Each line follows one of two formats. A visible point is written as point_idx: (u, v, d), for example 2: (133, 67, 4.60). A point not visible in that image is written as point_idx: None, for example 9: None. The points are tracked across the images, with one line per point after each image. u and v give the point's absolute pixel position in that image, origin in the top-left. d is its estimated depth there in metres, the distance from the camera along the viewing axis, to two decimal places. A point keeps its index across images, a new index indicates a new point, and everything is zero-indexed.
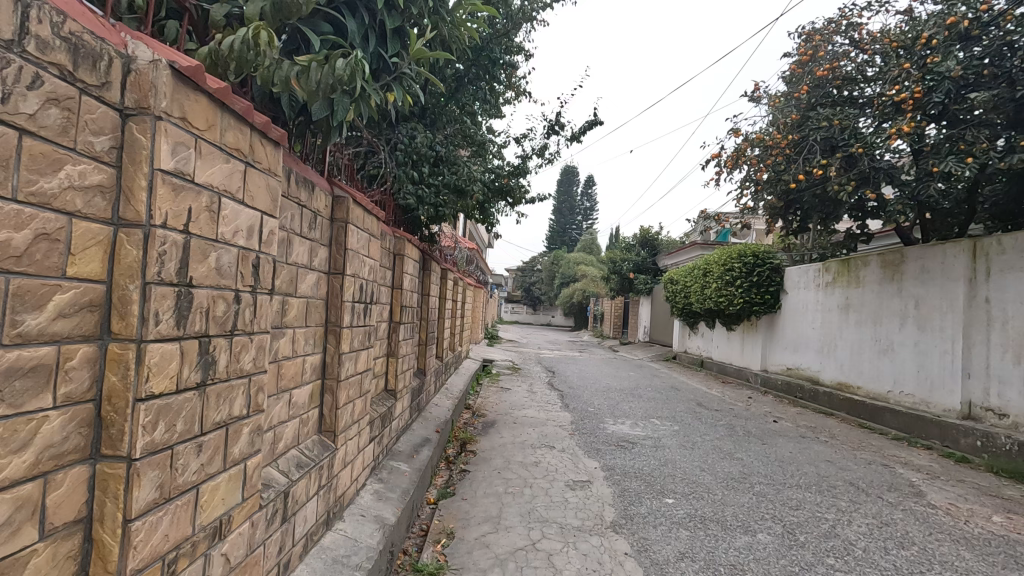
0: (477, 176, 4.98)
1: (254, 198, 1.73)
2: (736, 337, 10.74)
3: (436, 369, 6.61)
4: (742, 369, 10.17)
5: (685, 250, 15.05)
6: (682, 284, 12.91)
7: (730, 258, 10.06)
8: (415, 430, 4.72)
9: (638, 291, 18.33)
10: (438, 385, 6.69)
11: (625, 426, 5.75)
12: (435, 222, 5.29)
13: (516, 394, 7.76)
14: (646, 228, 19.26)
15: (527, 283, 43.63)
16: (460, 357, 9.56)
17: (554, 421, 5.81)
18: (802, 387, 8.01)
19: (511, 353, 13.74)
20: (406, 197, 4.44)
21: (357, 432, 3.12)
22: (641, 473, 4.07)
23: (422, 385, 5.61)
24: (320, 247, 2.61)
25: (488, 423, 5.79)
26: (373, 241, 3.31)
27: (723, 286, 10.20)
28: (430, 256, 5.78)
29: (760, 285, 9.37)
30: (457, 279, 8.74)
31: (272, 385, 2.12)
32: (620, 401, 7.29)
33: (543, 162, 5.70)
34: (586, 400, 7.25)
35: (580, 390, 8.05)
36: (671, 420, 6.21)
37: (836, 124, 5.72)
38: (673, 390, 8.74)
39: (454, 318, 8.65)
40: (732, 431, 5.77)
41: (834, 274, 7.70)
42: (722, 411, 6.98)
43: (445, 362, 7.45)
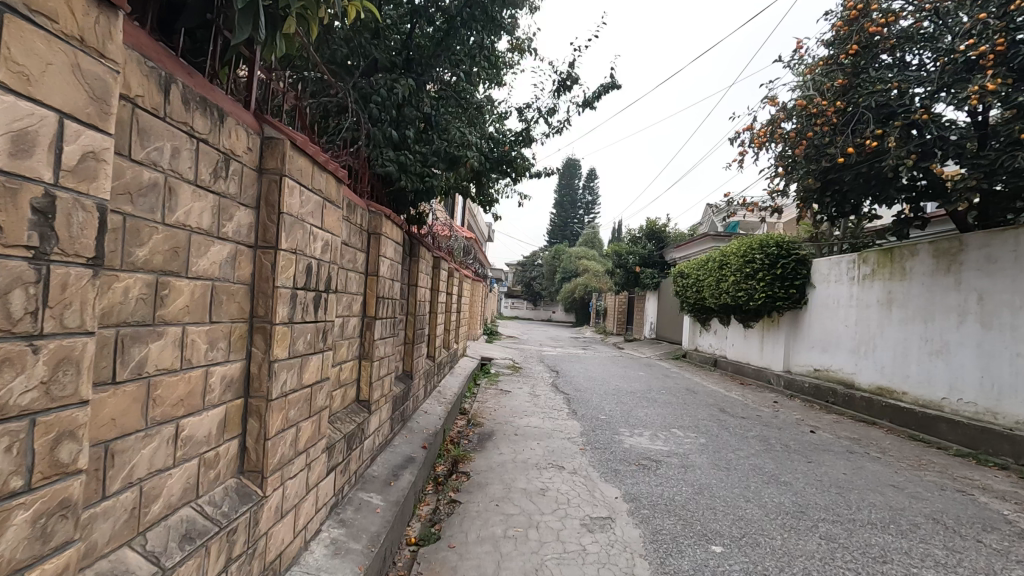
0: (473, 141, 4.14)
1: (25, 76, 0.92)
2: (755, 336, 9.92)
3: (428, 371, 5.81)
4: (762, 370, 9.35)
5: (696, 241, 14.22)
6: (694, 278, 12.08)
7: (751, 249, 9.23)
8: (396, 448, 3.92)
9: (645, 286, 17.51)
10: (429, 389, 5.89)
11: (643, 439, 4.96)
12: (423, 199, 4.48)
13: (518, 398, 6.96)
14: (653, 220, 18.41)
15: (528, 278, 42.82)
16: (456, 356, 8.77)
17: (562, 433, 5.02)
18: (835, 391, 7.19)
19: (511, 350, 12.93)
20: (385, 165, 3.63)
21: (307, 465, 2.31)
22: (673, 506, 3.29)
23: (409, 391, 4.81)
24: (238, 210, 1.80)
25: (485, 435, 4.99)
26: (332, 209, 2.49)
27: (742, 280, 9.38)
28: (417, 240, 4.96)
29: (785, 279, 8.56)
30: (452, 270, 7.92)
31: (128, 417, 1.32)
32: (635, 407, 6.48)
33: (550, 129, 4.87)
34: (596, 406, 6.44)
35: (587, 394, 7.26)
36: (696, 430, 5.42)
37: (895, 87, 4.94)
38: (690, 393, 7.95)
39: (449, 313, 7.86)
40: (767, 444, 4.99)
41: (873, 265, 6.88)
42: (749, 419, 6.18)
43: (438, 362, 6.65)
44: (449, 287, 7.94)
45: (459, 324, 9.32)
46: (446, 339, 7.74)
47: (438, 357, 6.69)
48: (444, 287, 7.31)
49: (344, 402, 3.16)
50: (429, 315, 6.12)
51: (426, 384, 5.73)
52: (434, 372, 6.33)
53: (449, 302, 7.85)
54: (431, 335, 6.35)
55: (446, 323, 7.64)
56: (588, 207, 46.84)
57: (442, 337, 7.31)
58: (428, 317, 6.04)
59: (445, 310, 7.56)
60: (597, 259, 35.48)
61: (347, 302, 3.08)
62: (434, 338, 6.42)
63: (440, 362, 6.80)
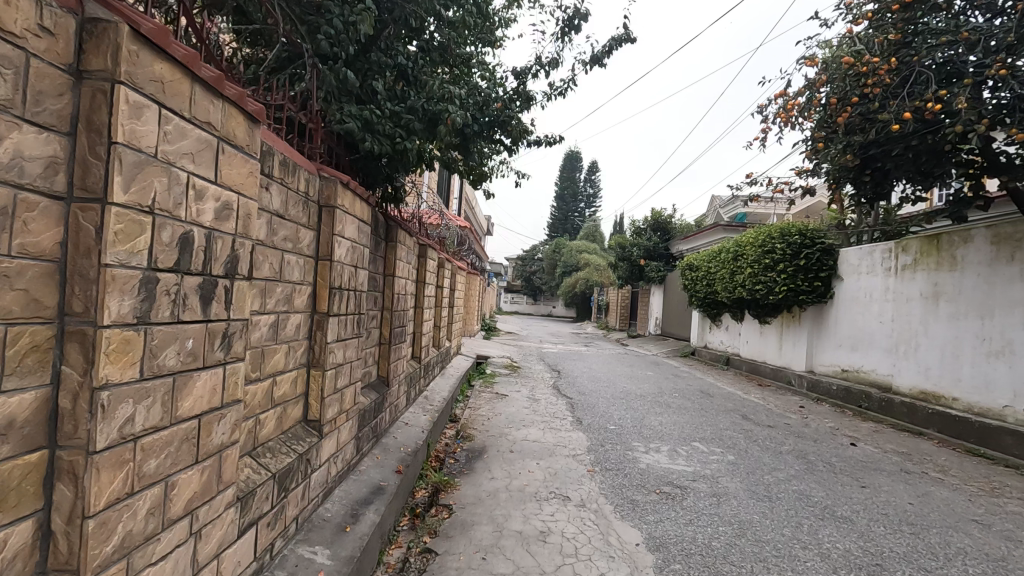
0: (455, 96, 3.35)
1: None
2: (773, 332, 9.15)
3: (410, 374, 5.05)
4: (782, 370, 8.59)
5: (705, 232, 13.45)
6: (704, 270, 11.28)
7: (770, 238, 8.44)
8: (362, 474, 3.16)
9: (649, 279, 16.77)
10: (412, 396, 5.13)
11: (662, 456, 4.21)
12: (397, 170, 3.71)
13: (514, 403, 6.21)
14: (658, 210, 17.60)
15: (528, 272, 42.06)
16: (447, 355, 7.99)
17: (565, 449, 4.27)
18: (869, 395, 6.45)
19: (509, 348, 12.17)
20: (343, 120, 2.86)
21: (193, 534, 1.56)
22: (712, 558, 2.56)
23: (384, 401, 4.06)
24: (9, 128, 1.03)
25: (474, 451, 4.24)
26: (245, 160, 1.74)
27: (760, 272, 8.59)
28: (393, 223, 4.20)
29: (810, 270, 7.77)
30: (442, 261, 7.15)
31: None
32: (647, 414, 5.74)
33: (551, 88, 4.06)
34: (603, 413, 5.69)
35: (593, 398, 6.52)
36: (720, 444, 4.67)
37: (960, 39, 4.19)
38: (704, 396, 7.21)
39: (438, 308, 7.10)
40: (805, 462, 4.25)
41: (914, 254, 6.13)
42: (777, 428, 5.45)
43: (424, 363, 5.90)
44: (439, 279, 7.18)
45: (451, 320, 8.55)
46: (434, 337, 6.99)
47: (424, 358, 5.94)
48: (433, 279, 6.52)
49: (281, 425, 2.39)
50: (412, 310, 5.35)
51: (408, 391, 4.97)
52: (420, 375, 5.57)
53: (438, 295, 7.09)
54: (415, 333, 5.59)
55: (434, 319, 6.88)
56: (589, 200, 45.97)
57: (431, 334, 6.55)
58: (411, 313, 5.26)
59: (434, 305, 6.79)
60: (598, 253, 34.69)
61: (282, 292, 2.31)
62: (419, 337, 5.67)
63: (427, 362, 6.05)
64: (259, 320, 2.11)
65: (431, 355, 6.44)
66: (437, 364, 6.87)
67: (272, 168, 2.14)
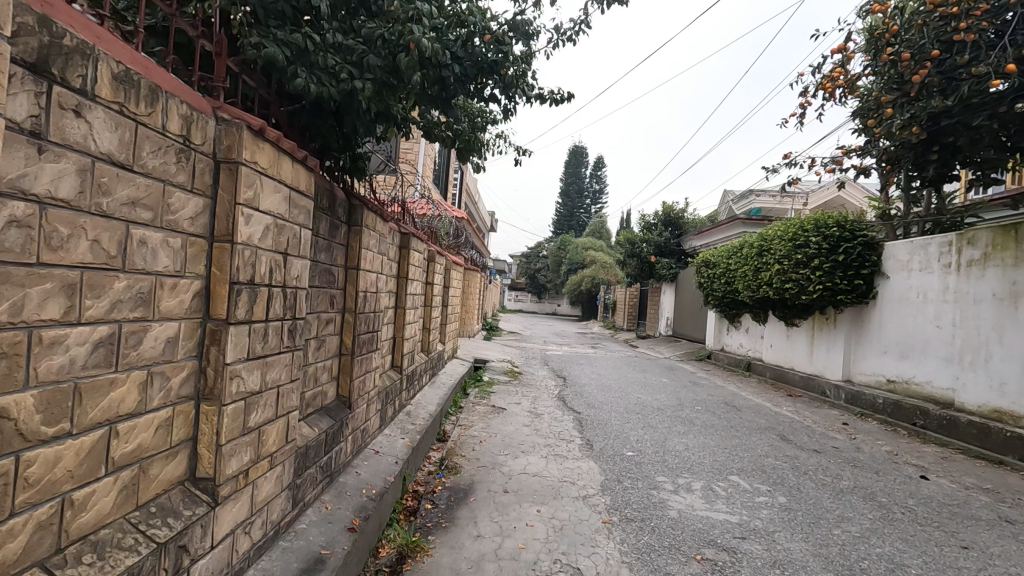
0: (426, 20, 2.45)
1: None
2: (802, 336, 8.25)
3: (386, 389, 4.20)
4: (814, 379, 7.69)
5: (722, 226, 12.53)
6: (723, 266, 10.37)
7: (802, 231, 7.52)
8: (297, 540, 2.30)
9: (660, 277, 15.87)
10: (389, 414, 4.27)
11: (696, 498, 3.35)
12: (356, 128, 2.83)
13: (513, 418, 5.36)
14: (669, 204, 16.68)
15: (532, 270, 41.21)
16: (439, 360, 7.13)
17: (574, 487, 3.40)
18: (926, 411, 5.55)
19: (510, 350, 11.32)
20: (260, 43, 2.00)
21: None
22: None
23: (345, 428, 3.21)
24: None
25: (459, 490, 3.38)
26: None
27: (789, 269, 7.68)
28: (357, 203, 3.33)
29: (849, 267, 6.86)
30: (431, 254, 6.30)
31: None
32: (668, 434, 4.88)
33: (559, 27, 3.16)
34: (616, 433, 4.82)
35: (604, 412, 5.66)
36: (762, 477, 3.80)
37: None
38: (730, 409, 6.34)
39: (426, 307, 6.23)
40: (876, 507, 3.37)
41: (984, 248, 5.23)
42: (825, 454, 4.57)
43: (407, 373, 5.04)
44: (428, 274, 6.32)
45: (444, 321, 7.69)
46: (422, 342, 6.13)
47: (407, 367, 5.07)
48: (419, 275, 5.65)
49: (138, 497, 1.53)
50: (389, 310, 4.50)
51: (383, 409, 4.12)
52: (399, 388, 4.72)
53: (427, 293, 6.23)
54: (393, 339, 4.72)
55: (421, 321, 6.02)
56: (595, 197, 45.00)
57: (417, 336, 5.70)
58: (387, 314, 4.39)
59: (421, 305, 5.92)
60: (605, 250, 33.78)
61: (129, 289, 1.45)
62: (399, 342, 4.80)
63: (410, 372, 5.19)
64: (62, 336, 1.24)
65: (417, 362, 5.58)
66: (424, 372, 6.02)
67: (91, 80, 1.27)
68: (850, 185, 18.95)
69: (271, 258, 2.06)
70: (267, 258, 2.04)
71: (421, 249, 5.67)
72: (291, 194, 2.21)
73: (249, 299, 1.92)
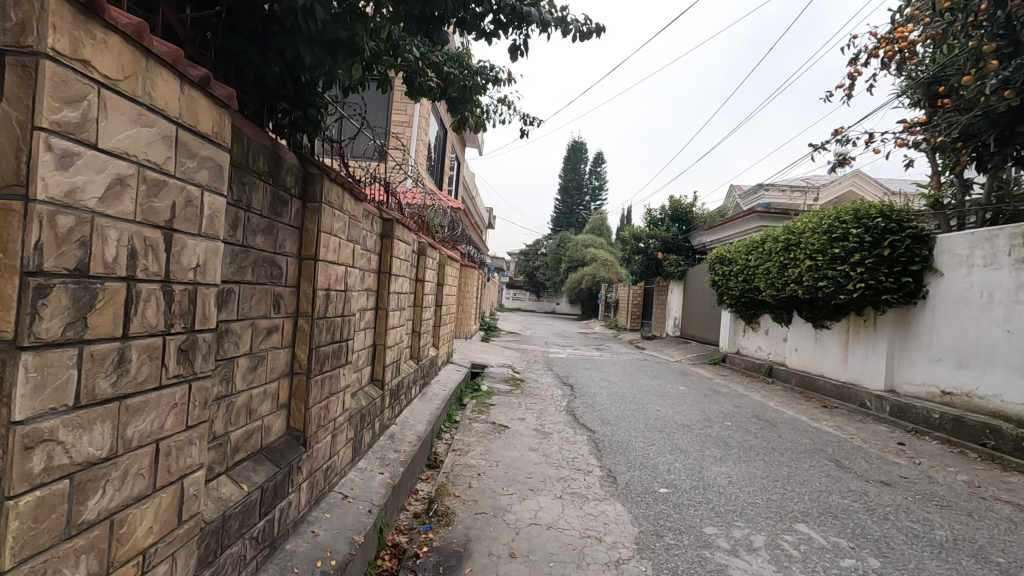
0: None
1: None
2: (835, 340, 7.44)
3: (361, 411, 3.38)
4: (851, 388, 6.90)
5: (737, 220, 11.71)
6: (742, 262, 9.56)
7: (838, 222, 6.71)
8: None
9: (667, 274, 15.05)
10: (365, 442, 3.46)
11: (764, 561, 2.55)
12: (306, 57, 2.01)
13: (518, 439, 4.55)
14: (676, 198, 15.90)
15: (530, 267, 40.40)
16: (432, 368, 6.32)
17: (601, 547, 2.60)
18: (998, 431, 4.77)
19: (509, 353, 10.52)
20: None
21: None
22: None
23: (299, 472, 2.40)
24: None
25: (450, 553, 2.56)
26: None
27: (822, 265, 6.88)
28: (315, 173, 2.51)
29: (896, 263, 6.07)
30: (420, 247, 5.48)
31: None
32: (702, 461, 4.08)
33: None
34: (642, 460, 4.01)
35: (623, 431, 4.85)
36: (836, 526, 3.01)
37: None
38: (764, 425, 5.54)
39: (414, 307, 5.41)
40: (996, 573, 2.58)
41: None
42: (897, 487, 3.78)
43: (391, 387, 4.23)
44: (417, 270, 5.49)
45: (438, 323, 6.88)
46: (409, 348, 5.30)
47: (391, 380, 4.25)
48: (406, 271, 4.83)
49: None
50: (366, 312, 3.68)
51: (356, 437, 3.30)
52: (380, 406, 3.91)
53: (415, 291, 5.41)
54: (372, 347, 3.90)
55: (410, 324, 5.20)
56: (595, 193, 44.21)
57: (404, 343, 4.87)
58: (362, 319, 3.56)
59: (409, 305, 5.10)
60: (606, 247, 33.01)
61: None
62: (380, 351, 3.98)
63: (395, 386, 4.38)
64: None
65: (404, 373, 4.77)
66: (414, 384, 5.21)
67: None
68: (864, 179, 18.17)
69: (132, 234, 1.24)
70: (123, 233, 1.21)
71: (409, 241, 4.84)
72: (176, 133, 1.38)
73: (77, 302, 1.10)
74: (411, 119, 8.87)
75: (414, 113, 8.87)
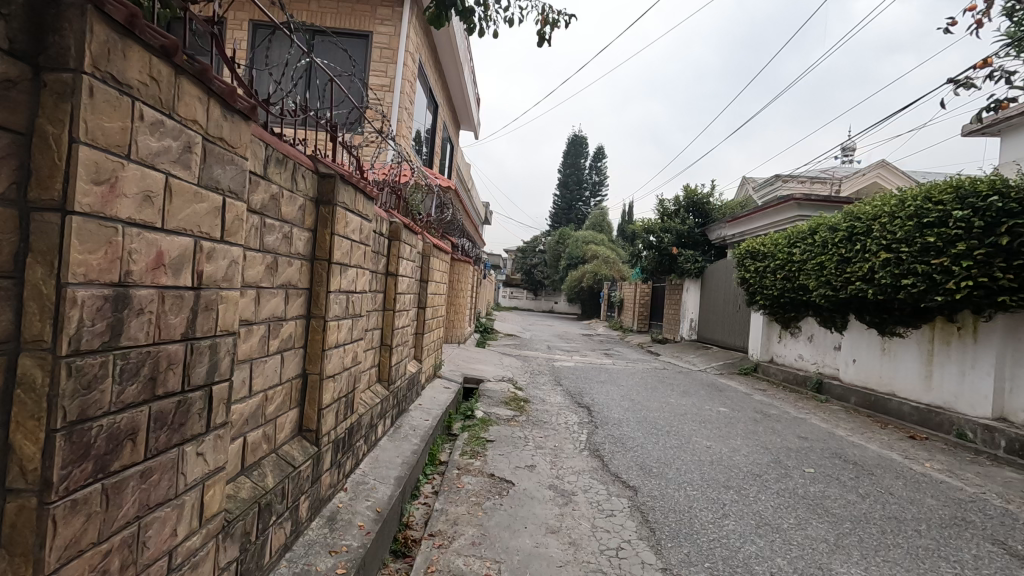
0: None
1: None
2: (914, 352, 6.01)
3: (262, 502, 1.92)
4: (940, 413, 5.49)
5: (768, 210, 10.29)
6: (783, 256, 8.13)
7: (929, 204, 5.29)
8: None
9: (683, 271, 13.61)
10: (269, 552, 2.00)
11: None
12: None
13: (528, 507, 3.10)
14: (690, 188, 14.51)
15: (528, 265, 38.94)
16: (411, 390, 4.86)
17: None
18: None
19: (509, 361, 9.06)
20: None
21: None
22: None
23: None
24: None
25: None
26: None
27: (906, 258, 5.46)
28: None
29: (1016, 255, 4.67)
30: (393, 228, 4.04)
31: None
32: (812, 554, 2.66)
33: None
34: (725, 556, 2.58)
35: (677, 492, 3.40)
36: None
37: None
38: (858, 471, 4.11)
39: (382, 310, 3.95)
40: None
41: None
42: None
43: (336, 436, 2.77)
44: (387, 259, 4.03)
45: (419, 330, 5.41)
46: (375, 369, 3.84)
47: (338, 425, 2.80)
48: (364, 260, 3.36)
49: None
50: (281, 324, 2.21)
51: (248, 552, 1.84)
52: (312, 473, 2.45)
53: (383, 288, 3.95)
54: (296, 378, 2.44)
55: (376, 335, 3.75)
56: (594, 188, 42.82)
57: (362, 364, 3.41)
58: (266, 334, 2.09)
59: (372, 309, 3.64)
60: (607, 245, 31.60)
61: None
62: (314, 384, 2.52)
63: (345, 430, 2.92)
64: None
65: (363, 408, 3.30)
66: (381, 417, 3.75)
67: None
68: (889, 169, 16.85)
69: None
70: None
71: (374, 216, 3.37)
72: None
73: None
74: (393, 83, 7.39)
75: (397, 76, 7.39)
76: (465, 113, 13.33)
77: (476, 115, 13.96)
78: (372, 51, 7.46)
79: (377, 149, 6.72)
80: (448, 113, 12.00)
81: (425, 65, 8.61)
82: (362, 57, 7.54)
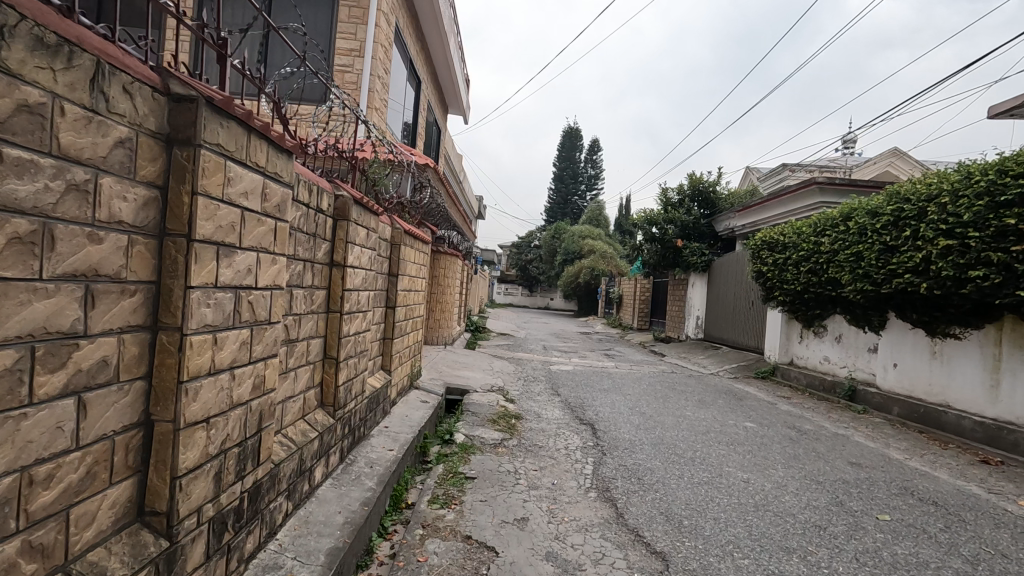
0: None
1: None
2: (976, 356, 5.09)
3: None
4: (1014, 431, 4.58)
5: (786, 196, 9.36)
6: (808, 246, 7.21)
7: (1004, 178, 4.39)
8: None
9: (688, 265, 12.71)
10: None
11: None
12: None
13: None
14: (695, 176, 13.54)
15: (524, 261, 38.01)
16: (373, 411, 3.89)
17: None
18: None
19: (501, 365, 8.12)
20: None
21: None
22: None
23: None
24: None
25: None
26: None
27: (974, 244, 4.57)
28: None
29: None
30: (340, 204, 3.07)
31: None
32: None
33: None
34: None
35: (725, 565, 2.46)
36: None
37: None
38: (946, 517, 3.19)
39: (321, 312, 2.96)
40: None
41: None
42: None
43: (222, 510, 1.81)
44: (331, 245, 3.05)
45: (388, 335, 4.46)
46: (310, 391, 2.86)
47: (227, 492, 1.83)
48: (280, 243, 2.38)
49: None
50: (72, 346, 1.26)
51: None
52: None
53: (324, 284, 2.97)
54: (131, 429, 1.47)
55: (307, 347, 2.77)
56: (591, 182, 41.87)
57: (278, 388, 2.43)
58: (23, 368, 1.14)
59: (300, 311, 2.65)
60: (604, 239, 30.69)
61: None
62: (166, 437, 1.53)
63: (242, 494, 1.95)
64: None
65: (280, 453, 2.33)
66: (317, 459, 2.77)
67: None
68: (900, 157, 15.96)
69: None
70: None
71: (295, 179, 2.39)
72: None
73: None
74: (363, 48, 6.39)
75: (368, 39, 6.38)
76: (452, 96, 12.30)
77: (465, 98, 12.97)
78: (338, 11, 6.45)
79: (344, 122, 5.73)
80: (434, 94, 10.99)
81: (403, 31, 7.60)
82: (327, 18, 6.53)
